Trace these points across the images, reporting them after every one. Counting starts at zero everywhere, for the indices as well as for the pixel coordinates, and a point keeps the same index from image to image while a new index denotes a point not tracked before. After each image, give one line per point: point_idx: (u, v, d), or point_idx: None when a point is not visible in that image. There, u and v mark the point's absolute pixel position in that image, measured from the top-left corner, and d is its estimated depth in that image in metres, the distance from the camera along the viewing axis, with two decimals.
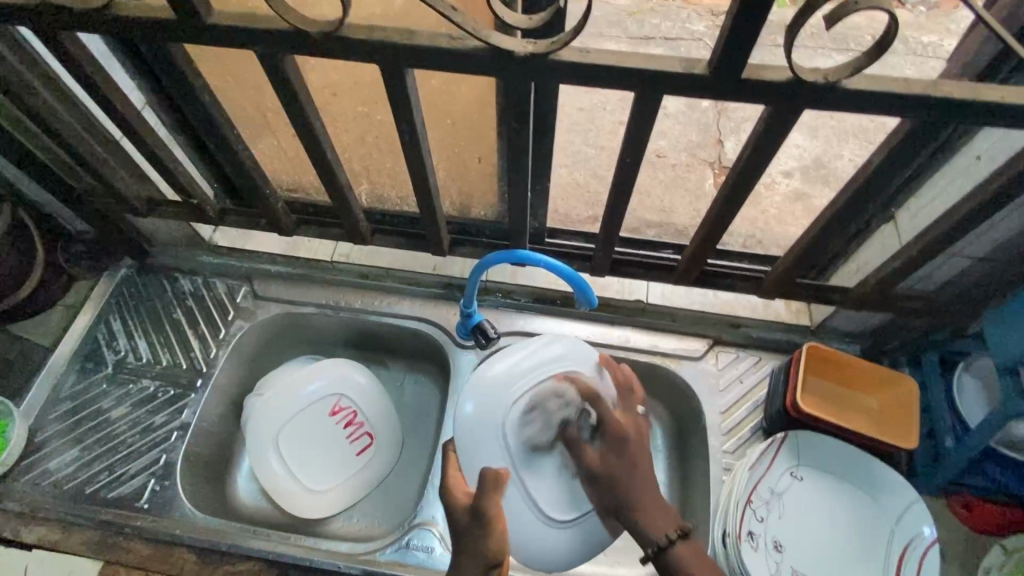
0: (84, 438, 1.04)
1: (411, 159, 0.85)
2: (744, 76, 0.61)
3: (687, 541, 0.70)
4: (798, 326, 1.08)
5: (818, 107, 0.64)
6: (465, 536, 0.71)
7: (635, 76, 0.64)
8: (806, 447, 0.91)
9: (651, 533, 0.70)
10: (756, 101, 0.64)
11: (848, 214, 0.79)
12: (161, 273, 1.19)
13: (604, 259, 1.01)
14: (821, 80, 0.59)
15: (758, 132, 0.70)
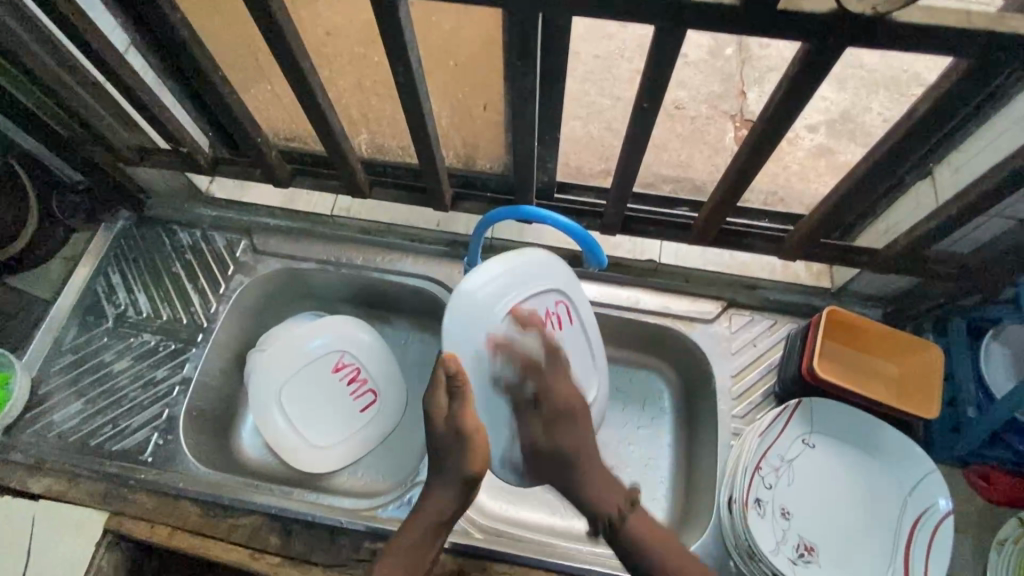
0: (87, 390, 1.04)
1: (409, 104, 0.79)
2: (780, 7, 0.55)
3: (637, 512, 0.77)
4: (817, 289, 1.03)
5: (862, 44, 0.57)
6: None
7: (656, 7, 0.58)
8: (820, 414, 0.88)
9: (604, 507, 0.78)
10: (790, 36, 0.58)
11: (883, 168, 0.72)
12: (158, 225, 1.16)
13: (615, 216, 0.95)
14: (869, 10, 0.54)
15: (792, 74, 0.63)
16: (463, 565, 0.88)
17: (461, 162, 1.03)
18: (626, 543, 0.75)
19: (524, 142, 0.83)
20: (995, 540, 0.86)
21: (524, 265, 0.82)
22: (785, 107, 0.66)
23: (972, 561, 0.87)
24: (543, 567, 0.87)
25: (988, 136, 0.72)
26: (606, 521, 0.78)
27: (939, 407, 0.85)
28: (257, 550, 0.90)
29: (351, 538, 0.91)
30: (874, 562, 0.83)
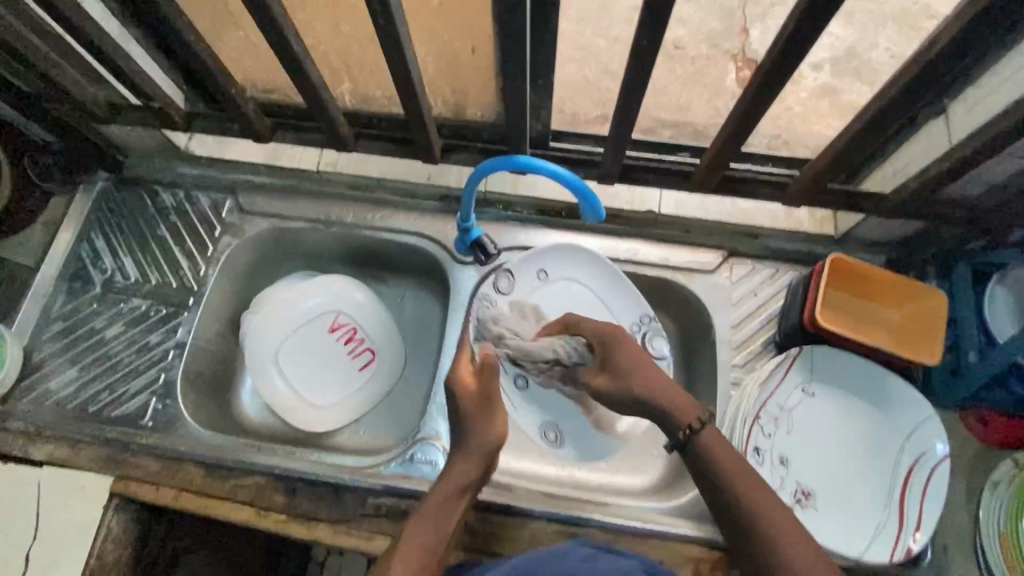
0: (82, 357, 1.02)
1: (390, 51, 0.74)
2: None
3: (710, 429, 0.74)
4: (820, 236, 1.01)
5: None
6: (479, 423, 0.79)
7: None
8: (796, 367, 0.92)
9: (672, 430, 0.75)
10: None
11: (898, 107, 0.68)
12: (139, 186, 1.12)
13: (614, 166, 0.92)
14: None
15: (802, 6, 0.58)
16: (465, 518, 0.89)
17: (451, 111, 0.98)
18: (702, 465, 0.73)
19: (516, 84, 0.78)
20: (988, 483, 0.87)
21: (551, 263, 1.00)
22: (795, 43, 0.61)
23: (965, 501, 0.89)
24: (546, 517, 0.89)
25: (1006, 70, 0.68)
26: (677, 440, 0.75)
27: (939, 352, 0.84)
28: (264, 509, 0.91)
29: (354, 495, 0.91)
30: (874, 505, 0.83)
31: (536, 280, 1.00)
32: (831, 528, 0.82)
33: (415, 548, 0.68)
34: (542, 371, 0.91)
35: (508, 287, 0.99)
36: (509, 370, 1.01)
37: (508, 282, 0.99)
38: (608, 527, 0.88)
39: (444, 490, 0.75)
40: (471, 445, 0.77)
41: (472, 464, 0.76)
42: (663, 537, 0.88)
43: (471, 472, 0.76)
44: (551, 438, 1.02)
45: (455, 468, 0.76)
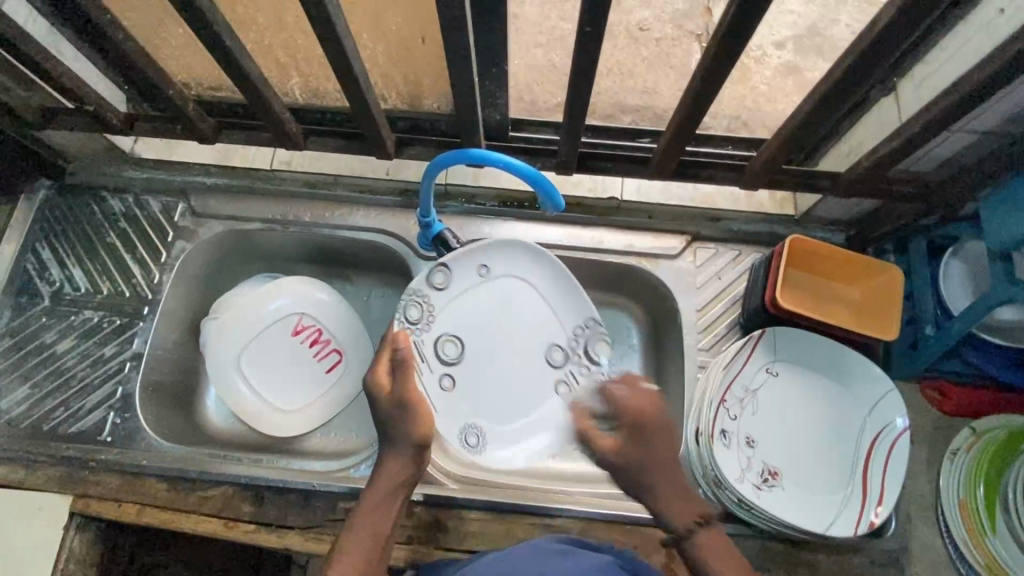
0: (32, 374, 0.99)
1: (331, 42, 0.71)
2: None
3: (710, 530, 0.68)
4: (782, 216, 1.01)
5: None
6: (390, 422, 0.77)
7: None
8: (468, 316, 0.94)
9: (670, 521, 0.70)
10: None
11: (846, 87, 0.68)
12: (87, 192, 1.08)
13: (570, 153, 0.90)
14: None
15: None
16: (437, 515, 0.88)
17: (405, 102, 0.96)
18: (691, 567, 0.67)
19: (465, 74, 0.76)
20: (948, 453, 0.89)
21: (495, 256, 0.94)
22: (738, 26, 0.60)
23: (926, 471, 0.91)
24: (518, 510, 0.88)
25: (953, 45, 0.68)
26: (674, 537, 0.70)
27: (897, 328, 0.85)
28: (231, 519, 0.89)
29: (324, 500, 0.90)
30: (841, 480, 0.85)
31: (477, 274, 0.94)
32: (796, 505, 0.83)
33: (353, 546, 0.70)
34: (433, 368, 0.92)
35: (441, 287, 0.92)
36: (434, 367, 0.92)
37: (443, 279, 0.92)
38: (581, 517, 0.88)
39: (378, 488, 0.75)
40: (398, 440, 0.76)
41: (404, 456, 0.76)
42: (636, 523, 0.88)
43: (403, 465, 0.76)
44: (471, 442, 0.93)
45: (386, 463, 0.76)
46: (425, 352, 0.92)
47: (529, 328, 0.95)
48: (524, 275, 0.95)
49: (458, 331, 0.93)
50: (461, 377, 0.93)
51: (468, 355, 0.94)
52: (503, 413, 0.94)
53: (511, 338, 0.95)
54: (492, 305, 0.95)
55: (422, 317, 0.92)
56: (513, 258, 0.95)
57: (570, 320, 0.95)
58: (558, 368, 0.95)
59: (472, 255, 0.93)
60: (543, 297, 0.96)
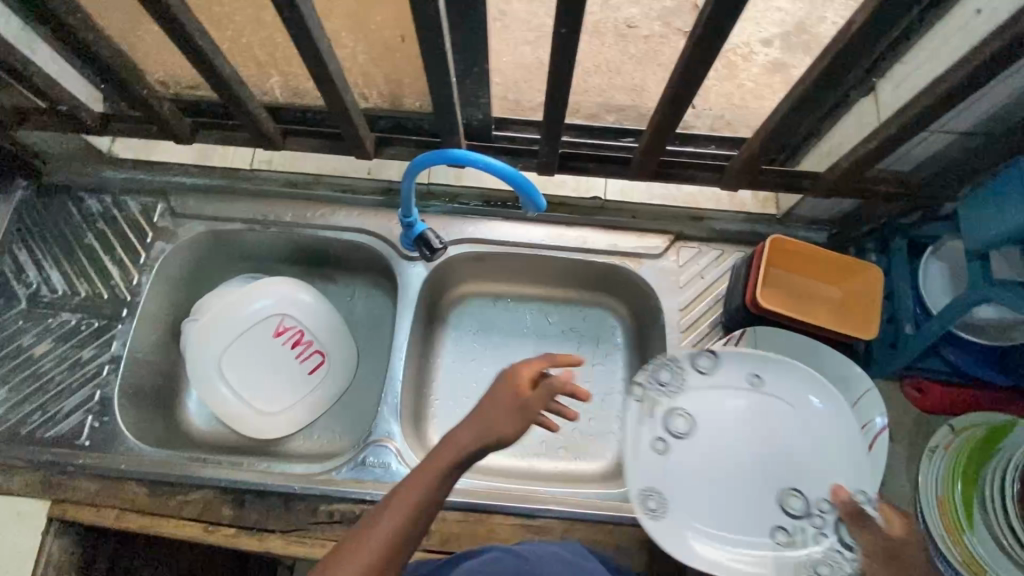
0: (9, 378, 0.97)
1: (307, 41, 0.70)
2: None
3: None
4: (764, 216, 1.01)
5: None
6: (496, 399, 0.65)
7: None
8: (723, 421, 0.84)
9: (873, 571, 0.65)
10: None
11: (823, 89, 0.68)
12: (64, 192, 1.06)
13: (551, 153, 0.90)
14: None
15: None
16: None
17: (386, 102, 0.94)
18: None
19: (444, 74, 0.75)
20: (928, 450, 0.90)
21: (789, 369, 0.84)
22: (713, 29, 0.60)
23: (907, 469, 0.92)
24: (501, 512, 0.88)
25: (930, 46, 0.68)
26: None
27: (875, 326, 0.86)
28: (211, 524, 0.88)
29: (306, 503, 0.89)
30: (859, 480, 0.81)
31: (744, 382, 0.85)
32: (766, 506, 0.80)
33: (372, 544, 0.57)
34: (656, 429, 0.83)
35: (705, 371, 0.85)
36: (658, 426, 0.83)
37: (710, 364, 0.85)
38: (564, 518, 0.88)
39: (429, 467, 0.61)
40: (474, 423, 0.63)
41: (471, 435, 0.62)
42: (619, 522, 0.88)
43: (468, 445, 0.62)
44: (652, 506, 0.80)
45: (444, 450, 0.62)
46: (657, 408, 0.84)
47: (812, 441, 0.83)
48: (790, 396, 0.85)
49: (697, 419, 0.84)
50: (671, 458, 0.83)
51: (699, 438, 0.83)
52: (735, 518, 0.80)
53: (715, 443, 0.83)
54: (760, 421, 0.84)
55: (672, 382, 0.85)
56: (795, 381, 0.84)
57: (818, 487, 0.81)
58: (793, 519, 0.80)
59: (749, 359, 0.85)
60: (784, 406, 0.84)
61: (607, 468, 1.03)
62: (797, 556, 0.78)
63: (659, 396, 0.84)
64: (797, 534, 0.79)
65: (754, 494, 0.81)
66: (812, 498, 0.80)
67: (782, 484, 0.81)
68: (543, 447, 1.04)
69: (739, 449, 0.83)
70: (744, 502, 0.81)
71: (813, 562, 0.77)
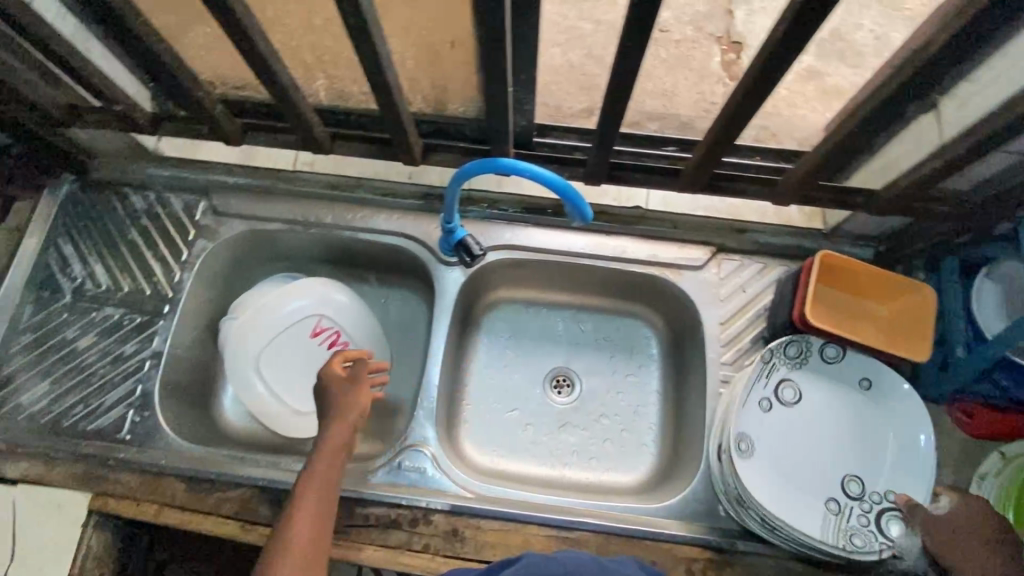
0: (53, 370, 0.99)
1: (364, 48, 0.70)
2: None
3: None
4: (810, 231, 0.99)
5: None
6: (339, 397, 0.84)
7: None
8: (818, 398, 0.87)
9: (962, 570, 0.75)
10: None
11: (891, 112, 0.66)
12: (109, 188, 1.08)
13: (598, 164, 0.91)
14: None
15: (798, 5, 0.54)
16: (455, 525, 0.88)
17: (431, 106, 0.95)
18: None
19: (499, 81, 0.75)
20: (976, 475, 0.88)
21: (904, 391, 0.85)
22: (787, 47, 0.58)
23: None
24: (537, 522, 0.88)
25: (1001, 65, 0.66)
26: None
27: (930, 348, 0.83)
28: (248, 522, 0.89)
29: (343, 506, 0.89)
30: (903, 471, 0.84)
31: (855, 386, 0.87)
32: (799, 494, 0.84)
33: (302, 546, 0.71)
34: (768, 390, 0.86)
35: (832, 358, 0.87)
36: (761, 390, 0.86)
37: (836, 354, 0.87)
38: (600, 530, 0.88)
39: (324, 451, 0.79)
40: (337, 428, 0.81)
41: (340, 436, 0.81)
42: (654, 538, 0.87)
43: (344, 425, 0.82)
44: (743, 447, 0.84)
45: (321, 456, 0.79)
46: (775, 371, 0.87)
47: (904, 459, 0.84)
48: (897, 413, 0.86)
49: (805, 393, 0.87)
50: (772, 416, 0.86)
51: (803, 409, 0.87)
52: (800, 492, 0.84)
53: (818, 423, 0.87)
54: (889, 415, 0.86)
55: (797, 355, 0.87)
56: (900, 398, 0.86)
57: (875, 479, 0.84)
58: (845, 500, 0.83)
59: (867, 362, 0.87)
60: (872, 416, 0.86)
61: (642, 480, 1.02)
62: (840, 527, 0.82)
63: (782, 363, 0.86)
64: (846, 511, 0.83)
65: (817, 474, 0.85)
66: (869, 487, 0.84)
67: (842, 469, 0.85)
68: (575, 457, 1.04)
69: (817, 438, 0.86)
70: (808, 476, 0.85)
71: (853, 532, 0.81)
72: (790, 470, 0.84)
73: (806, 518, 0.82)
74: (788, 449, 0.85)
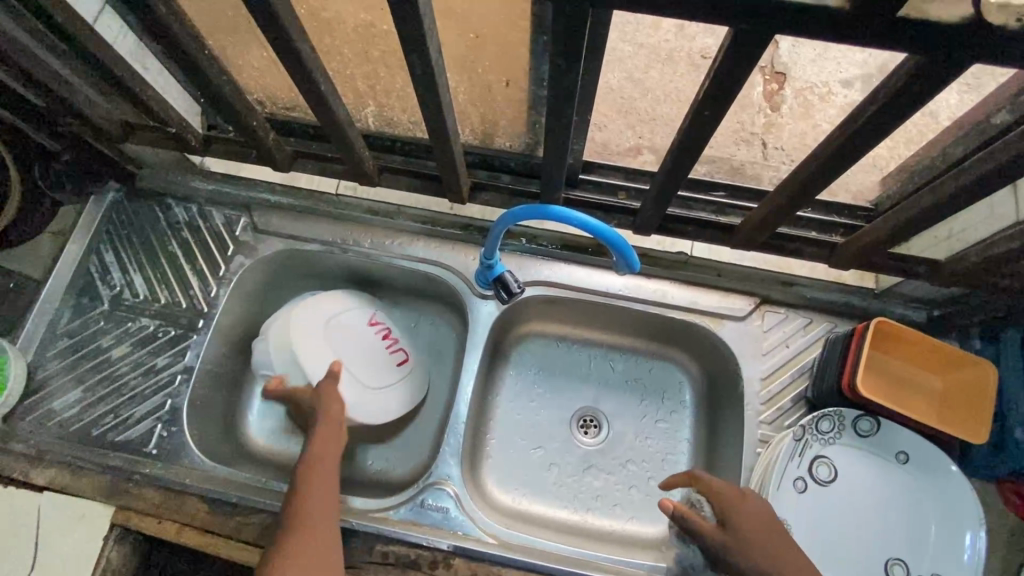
0: (86, 378, 0.99)
1: (425, 91, 0.69)
2: (901, 14, 0.44)
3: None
4: (860, 288, 0.96)
5: (990, 61, 0.47)
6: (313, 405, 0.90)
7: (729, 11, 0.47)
8: (859, 479, 0.81)
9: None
10: (899, 48, 0.47)
11: (971, 195, 0.62)
12: (152, 198, 1.09)
13: (652, 215, 0.87)
14: (1013, 23, 0.42)
15: (889, 87, 0.51)
16: (475, 571, 0.86)
17: (477, 138, 0.93)
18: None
19: (555, 129, 0.73)
20: None
21: (946, 470, 0.79)
22: (873, 126, 0.55)
23: None
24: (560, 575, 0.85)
25: None
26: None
27: (989, 429, 0.78)
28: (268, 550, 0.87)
29: (362, 541, 0.87)
30: (957, 560, 0.77)
31: (895, 462, 0.81)
32: None
33: (312, 537, 0.72)
34: (802, 469, 0.80)
35: (865, 432, 0.81)
36: (793, 469, 0.80)
37: (871, 428, 0.81)
38: None
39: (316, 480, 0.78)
40: (324, 442, 0.84)
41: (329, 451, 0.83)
42: None
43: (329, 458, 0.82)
44: None
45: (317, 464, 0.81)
46: (808, 449, 0.81)
47: (951, 546, 0.77)
48: (943, 494, 0.79)
49: (843, 472, 0.81)
50: (808, 498, 0.80)
51: (841, 490, 0.81)
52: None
53: (857, 504, 0.80)
54: (938, 498, 0.79)
55: (831, 431, 0.82)
56: (945, 476, 0.79)
57: (925, 564, 0.77)
58: None
59: (907, 436, 0.81)
60: (916, 497, 0.80)
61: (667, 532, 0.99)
62: None
63: (815, 441, 0.80)
64: None
65: (861, 559, 0.78)
66: (915, 571, 0.77)
67: (888, 553, 0.78)
68: (598, 504, 1.01)
69: (859, 521, 0.80)
70: (850, 562, 0.78)
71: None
72: (833, 556, 0.78)
73: None
74: (828, 535, 0.79)
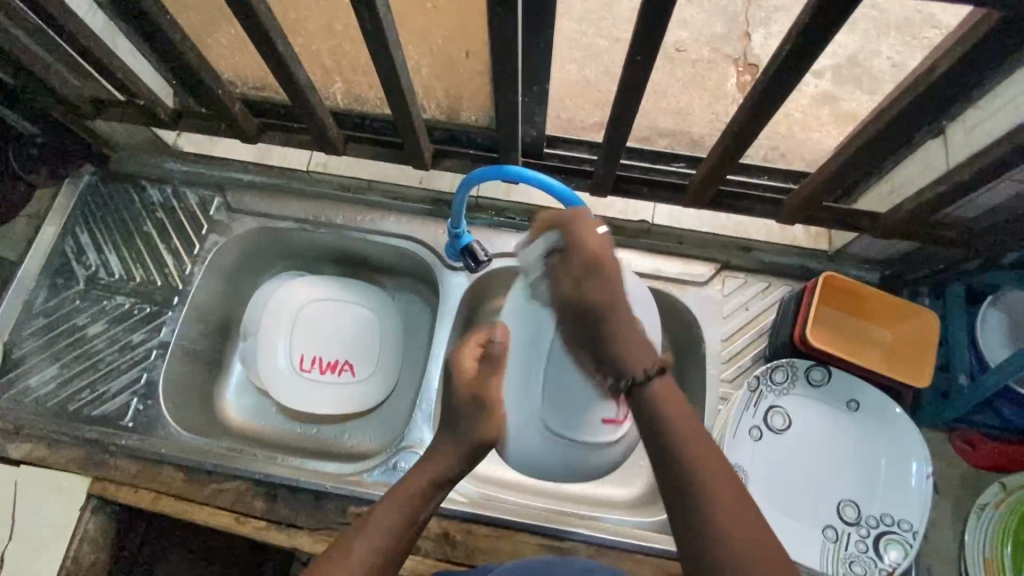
0: (62, 354, 1.01)
1: (381, 54, 0.72)
2: None
3: (663, 379, 0.61)
4: (816, 252, 0.99)
5: None
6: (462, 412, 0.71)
7: None
8: (811, 427, 0.85)
9: (626, 367, 0.62)
10: None
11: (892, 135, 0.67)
12: (127, 180, 1.10)
13: (607, 176, 0.91)
14: None
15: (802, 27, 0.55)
16: (447, 529, 0.88)
17: (443, 114, 0.96)
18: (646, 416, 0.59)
19: (510, 92, 0.76)
20: (975, 505, 0.86)
21: (894, 418, 0.83)
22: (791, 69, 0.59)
23: (951, 524, 0.88)
24: (529, 530, 0.88)
25: (1008, 93, 0.66)
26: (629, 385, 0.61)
27: (931, 373, 0.83)
28: (242, 514, 0.90)
29: (336, 503, 0.90)
30: (906, 500, 0.80)
31: (846, 410, 0.85)
32: (796, 529, 0.81)
33: (385, 528, 0.63)
34: (756, 418, 0.85)
35: (817, 383, 0.86)
36: (746, 419, 0.84)
37: (822, 378, 0.86)
38: (591, 542, 0.87)
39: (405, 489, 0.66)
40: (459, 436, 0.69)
41: (456, 452, 0.69)
42: (646, 552, 0.87)
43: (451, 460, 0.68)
44: None
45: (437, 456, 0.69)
46: (762, 400, 0.86)
47: (901, 486, 0.81)
48: (891, 439, 0.83)
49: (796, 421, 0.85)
50: (762, 445, 0.85)
51: (793, 438, 0.85)
52: (798, 523, 0.81)
53: (809, 451, 0.85)
54: (887, 442, 0.83)
55: (784, 382, 0.86)
56: (892, 421, 0.83)
57: (874, 505, 0.81)
58: (841, 524, 0.81)
59: (854, 386, 0.85)
60: (864, 443, 0.84)
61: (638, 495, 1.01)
62: (840, 556, 0.80)
63: (769, 391, 0.85)
64: (845, 538, 0.81)
65: (815, 503, 0.83)
66: (866, 512, 0.81)
67: (839, 495, 0.83)
68: None
69: (811, 466, 0.84)
70: (803, 505, 0.82)
71: (853, 560, 0.79)
72: (787, 500, 0.83)
73: (806, 552, 0.80)
74: (782, 481, 0.83)
